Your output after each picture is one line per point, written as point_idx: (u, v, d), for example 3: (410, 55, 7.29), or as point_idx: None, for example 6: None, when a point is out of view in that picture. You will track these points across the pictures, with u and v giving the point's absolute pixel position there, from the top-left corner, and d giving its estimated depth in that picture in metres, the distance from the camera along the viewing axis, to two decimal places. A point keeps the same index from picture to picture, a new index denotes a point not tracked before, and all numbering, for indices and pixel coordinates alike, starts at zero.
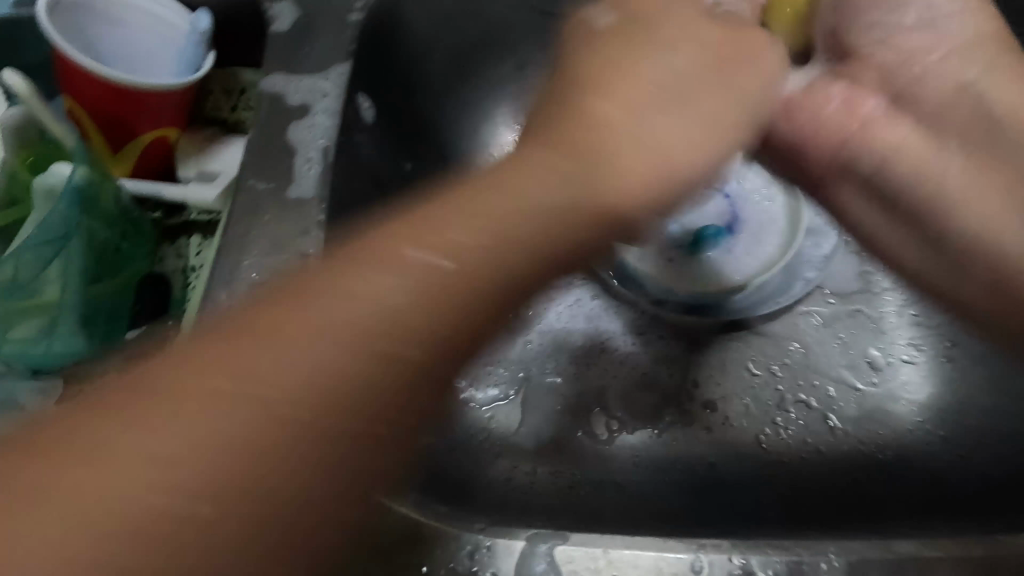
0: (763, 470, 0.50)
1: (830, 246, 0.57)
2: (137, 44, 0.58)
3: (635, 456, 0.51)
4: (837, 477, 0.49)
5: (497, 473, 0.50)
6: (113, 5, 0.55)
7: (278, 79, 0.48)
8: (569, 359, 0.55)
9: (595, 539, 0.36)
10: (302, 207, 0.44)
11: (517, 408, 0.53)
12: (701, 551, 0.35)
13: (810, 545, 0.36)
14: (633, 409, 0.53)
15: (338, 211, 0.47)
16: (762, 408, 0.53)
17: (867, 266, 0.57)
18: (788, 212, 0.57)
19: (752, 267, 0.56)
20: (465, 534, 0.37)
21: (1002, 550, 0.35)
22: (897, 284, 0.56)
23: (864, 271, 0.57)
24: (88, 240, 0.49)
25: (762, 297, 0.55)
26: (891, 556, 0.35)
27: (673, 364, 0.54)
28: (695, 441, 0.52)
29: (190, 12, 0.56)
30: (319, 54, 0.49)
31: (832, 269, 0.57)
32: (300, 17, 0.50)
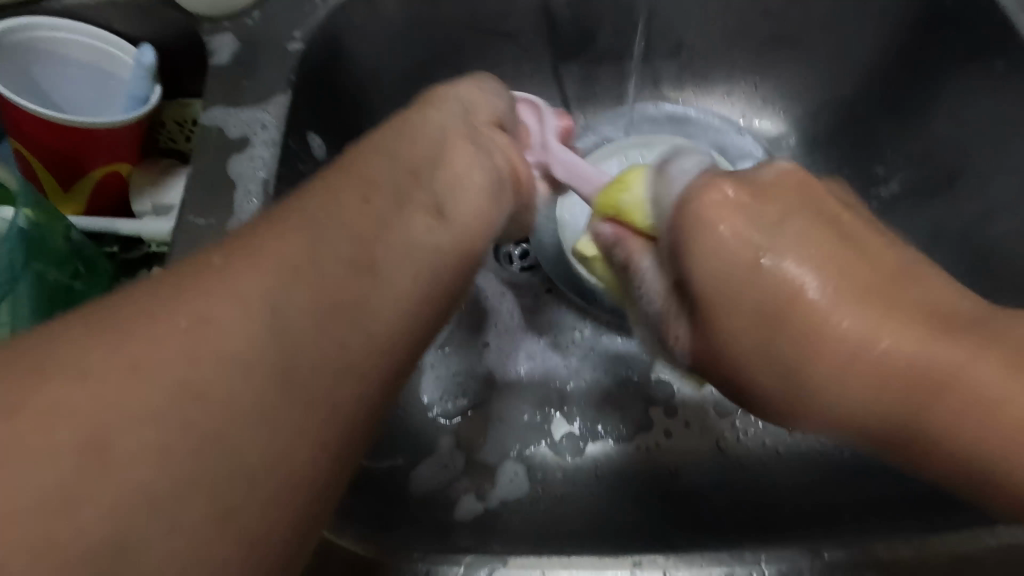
0: (721, 474, 0.51)
1: None
2: (86, 78, 0.58)
3: (596, 467, 0.52)
4: (795, 475, 0.50)
5: (455, 493, 0.49)
6: (44, 42, 0.54)
7: (219, 113, 0.48)
8: (528, 368, 0.55)
9: (534, 562, 0.36)
10: (237, 210, 0.44)
11: (480, 424, 0.53)
12: (636, 568, 0.36)
13: (743, 556, 0.36)
14: (594, 418, 0.54)
15: None
16: (721, 413, 0.53)
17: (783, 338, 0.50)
18: None
19: None
20: (406, 564, 0.37)
21: (928, 552, 0.35)
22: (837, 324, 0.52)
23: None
24: (36, 280, 0.49)
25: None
26: (822, 562, 0.35)
27: (636, 371, 0.55)
28: (656, 450, 0.52)
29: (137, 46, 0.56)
30: (262, 84, 0.49)
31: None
32: (242, 48, 0.51)
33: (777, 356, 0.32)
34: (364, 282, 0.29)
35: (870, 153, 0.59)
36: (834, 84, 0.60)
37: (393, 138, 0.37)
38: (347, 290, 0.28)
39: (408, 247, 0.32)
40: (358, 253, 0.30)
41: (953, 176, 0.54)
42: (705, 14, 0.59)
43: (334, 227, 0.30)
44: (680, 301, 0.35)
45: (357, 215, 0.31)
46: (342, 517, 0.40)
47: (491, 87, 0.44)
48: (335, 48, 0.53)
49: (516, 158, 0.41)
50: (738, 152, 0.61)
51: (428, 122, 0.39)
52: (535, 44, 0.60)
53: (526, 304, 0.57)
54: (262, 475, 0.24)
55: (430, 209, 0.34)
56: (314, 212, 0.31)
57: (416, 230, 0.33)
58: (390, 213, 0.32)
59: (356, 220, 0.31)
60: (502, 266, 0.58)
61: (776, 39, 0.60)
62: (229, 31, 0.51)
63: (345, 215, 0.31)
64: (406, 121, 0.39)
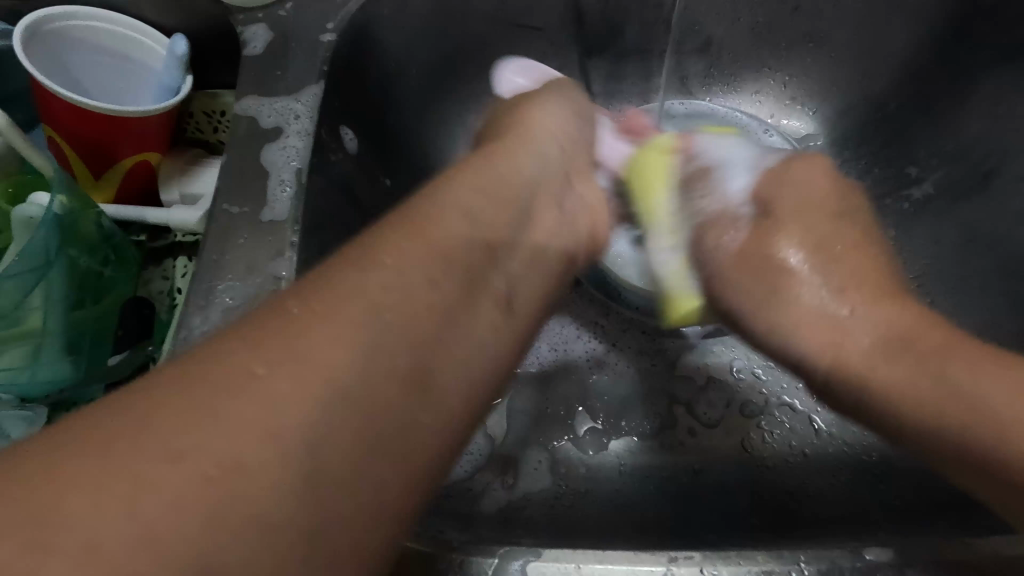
0: (748, 474, 0.50)
1: None
2: (118, 68, 0.58)
3: (621, 464, 0.51)
4: (823, 475, 0.50)
5: (479, 486, 0.49)
6: (78, 31, 0.55)
7: (251, 102, 0.48)
8: (550, 361, 0.55)
9: (568, 555, 0.36)
10: (271, 201, 0.44)
11: (503, 417, 0.53)
12: (672, 564, 0.35)
13: (781, 555, 0.36)
14: (618, 413, 0.53)
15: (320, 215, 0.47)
16: (746, 412, 0.53)
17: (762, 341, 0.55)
18: None
19: None
20: (444, 551, 0.36)
21: (970, 556, 0.35)
22: None
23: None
24: (69, 268, 0.50)
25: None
26: (861, 563, 0.35)
27: (661, 367, 0.55)
28: (681, 447, 0.52)
29: (169, 37, 0.57)
30: (294, 75, 0.49)
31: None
32: (275, 38, 0.51)
33: (779, 304, 0.42)
34: (415, 400, 0.26)
35: (903, 153, 0.58)
36: (866, 83, 0.59)
37: (460, 192, 0.34)
38: (397, 406, 0.25)
39: (466, 351, 0.29)
40: (415, 346, 0.27)
41: (990, 176, 0.53)
42: (735, 11, 0.59)
43: (381, 313, 0.26)
44: (748, 256, 0.44)
45: (415, 298, 0.28)
46: None
47: (555, 114, 0.43)
48: (366, 40, 0.53)
49: (596, 214, 0.43)
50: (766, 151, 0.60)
51: (502, 174, 0.37)
52: (562, 40, 0.60)
53: (552, 300, 0.57)
54: (316, 459, 0.22)
55: (500, 300, 0.32)
56: (378, 260, 0.28)
57: (480, 328, 0.30)
58: (452, 307, 0.29)
59: (417, 302, 0.28)
60: None
61: (806, 37, 0.59)
62: (262, 22, 0.52)
63: (405, 292, 0.28)
64: (474, 173, 0.36)
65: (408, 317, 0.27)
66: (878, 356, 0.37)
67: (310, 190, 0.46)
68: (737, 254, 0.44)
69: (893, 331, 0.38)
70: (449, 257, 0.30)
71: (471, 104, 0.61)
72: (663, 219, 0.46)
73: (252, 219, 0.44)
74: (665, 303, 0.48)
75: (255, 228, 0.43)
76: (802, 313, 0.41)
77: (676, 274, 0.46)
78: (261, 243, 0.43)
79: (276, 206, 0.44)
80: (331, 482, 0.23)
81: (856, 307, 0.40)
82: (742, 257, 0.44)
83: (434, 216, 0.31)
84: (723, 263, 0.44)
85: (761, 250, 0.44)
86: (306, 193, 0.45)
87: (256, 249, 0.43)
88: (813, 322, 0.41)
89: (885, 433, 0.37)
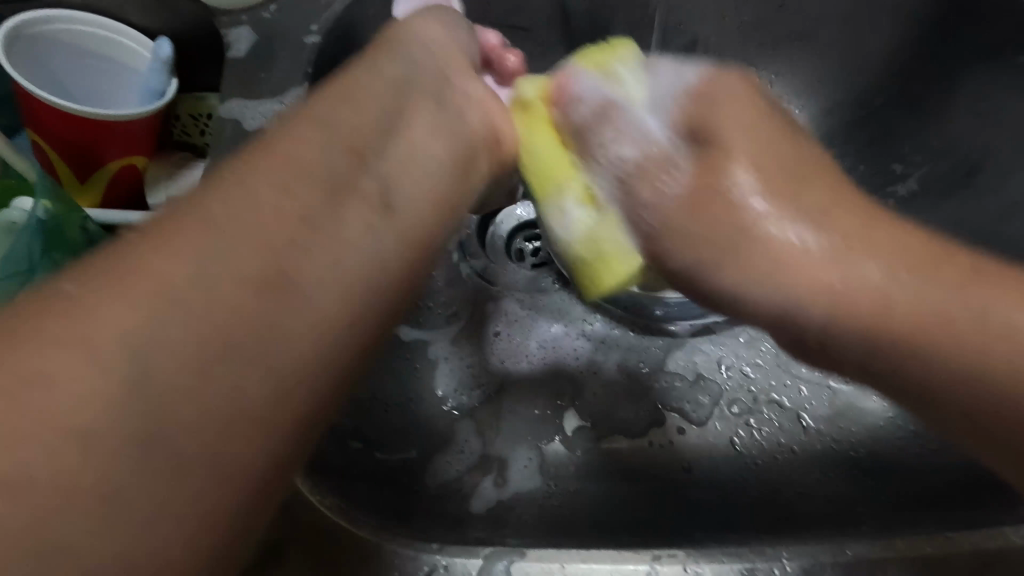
0: (736, 472, 0.50)
1: None
2: (100, 71, 0.58)
3: (609, 463, 0.51)
4: (812, 472, 0.50)
5: (468, 487, 0.49)
6: (62, 35, 0.55)
7: (235, 105, 0.48)
8: (538, 360, 0.55)
9: (552, 556, 0.36)
10: None
11: (491, 415, 0.53)
12: (656, 562, 0.36)
13: (764, 551, 0.36)
14: (606, 412, 0.54)
15: None
16: (735, 410, 0.53)
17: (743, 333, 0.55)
18: None
19: None
20: (423, 554, 0.38)
21: (952, 550, 0.35)
22: None
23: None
24: None
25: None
26: (844, 558, 0.35)
27: (649, 365, 0.55)
28: (669, 445, 0.52)
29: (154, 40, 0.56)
30: (278, 78, 0.49)
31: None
32: (259, 40, 0.51)
33: (764, 249, 0.37)
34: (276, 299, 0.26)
35: (888, 150, 0.58)
36: (851, 80, 0.59)
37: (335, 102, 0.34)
38: (259, 288, 0.25)
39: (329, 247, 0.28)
40: (280, 233, 0.27)
41: (974, 172, 0.54)
42: (720, 10, 0.59)
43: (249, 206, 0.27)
44: (695, 193, 0.40)
45: (280, 195, 0.28)
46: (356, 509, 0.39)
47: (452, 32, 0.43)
48: (351, 42, 0.53)
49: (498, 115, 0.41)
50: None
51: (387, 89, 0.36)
52: (549, 39, 0.60)
53: (540, 299, 0.58)
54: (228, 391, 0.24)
55: (374, 201, 0.31)
56: (251, 160, 0.29)
57: (355, 227, 0.29)
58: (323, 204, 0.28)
59: (282, 193, 0.28)
60: (514, 262, 0.59)
61: (792, 35, 0.59)
62: (246, 24, 0.51)
63: (267, 185, 0.28)
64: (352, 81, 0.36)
65: (265, 207, 0.28)
66: (888, 300, 0.34)
67: None
68: (687, 196, 0.40)
69: (901, 269, 0.35)
70: (325, 154, 0.30)
71: None
72: (567, 177, 0.42)
73: None
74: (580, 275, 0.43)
75: None
76: (790, 257, 0.37)
77: (586, 236, 0.41)
78: None
79: None
80: (182, 400, 0.23)
81: (856, 250, 0.35)
82: (695, 200, 0.39)
83: (298, 122, 0.32)
84: (667, 200, 0.40)
85: (711, 187, 0.39)
86: None
87: None
88: (792, 266, 0.36)
89: (892, 374, 0.35)
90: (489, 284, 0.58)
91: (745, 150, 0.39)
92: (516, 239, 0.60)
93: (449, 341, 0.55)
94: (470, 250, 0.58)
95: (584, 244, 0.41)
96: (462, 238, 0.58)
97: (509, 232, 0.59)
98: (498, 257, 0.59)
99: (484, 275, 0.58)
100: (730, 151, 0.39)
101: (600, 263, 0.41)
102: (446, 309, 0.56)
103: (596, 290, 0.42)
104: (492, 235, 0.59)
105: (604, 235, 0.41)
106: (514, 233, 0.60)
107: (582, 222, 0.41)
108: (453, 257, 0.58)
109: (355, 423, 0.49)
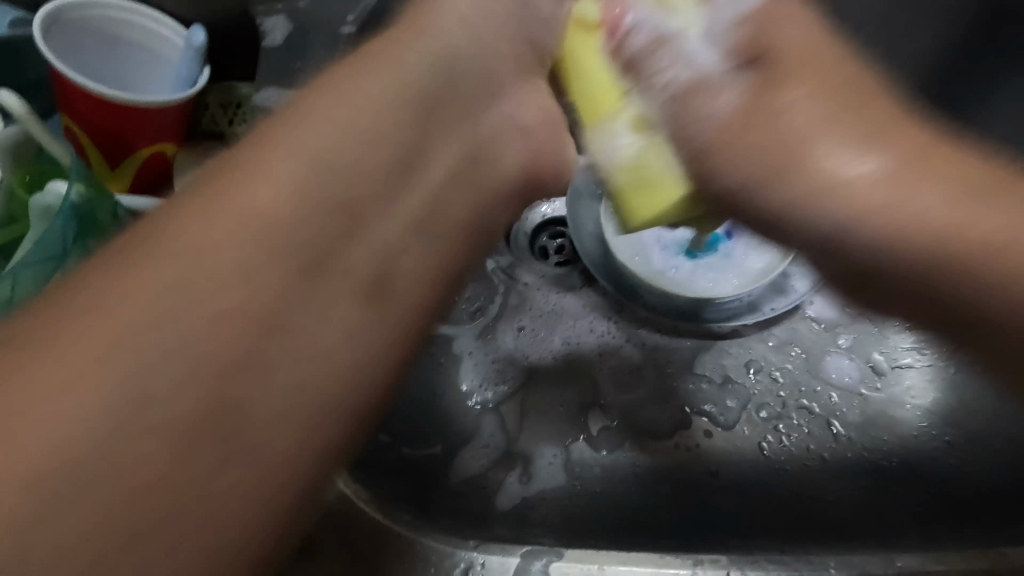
0: (766, 479, 0.50)
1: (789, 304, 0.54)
2: (129, 59, 0.58)
3: (636, 465, 0.51)
4: (843, 481, 0.49)
5: (492, 484, 0.49)
6: (97, 20, 0.55)
7: (271, 94, 0.48)
8: (563, 357, 0.55)
9: (591, 556, 0.37)
10: None
11: (515, 410, 0.52)
12: (698, 567, 0.36)
13: (810, 561, 0.36)
14: (632, 413, 0.53)
15: None
16: (764, 415, 0.52)
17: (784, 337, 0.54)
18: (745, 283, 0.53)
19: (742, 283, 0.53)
20: (460, 551, 0.39)
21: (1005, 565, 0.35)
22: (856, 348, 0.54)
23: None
24: None
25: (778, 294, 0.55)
26: (894, 570, 0.35)
27: (677, 364, 0.54)
28: (697, 448, 0.51)
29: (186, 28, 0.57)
30: (313, 68, 0.49)
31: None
32: (294, 30, 0.51)
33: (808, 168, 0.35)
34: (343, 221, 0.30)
35: None
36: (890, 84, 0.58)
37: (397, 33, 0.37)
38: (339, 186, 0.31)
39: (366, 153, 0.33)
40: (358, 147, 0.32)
41: None
42: None
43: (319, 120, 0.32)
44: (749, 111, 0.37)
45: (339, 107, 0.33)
46: None
47: None
48: None
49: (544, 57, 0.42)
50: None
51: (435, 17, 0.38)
52: None
53: (566, 297, 0.57)
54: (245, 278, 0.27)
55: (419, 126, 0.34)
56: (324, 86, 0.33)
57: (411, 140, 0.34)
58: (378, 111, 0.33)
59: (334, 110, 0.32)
60: (538, 260, 0.58)
61: None
62: (282, 13, 0.51)
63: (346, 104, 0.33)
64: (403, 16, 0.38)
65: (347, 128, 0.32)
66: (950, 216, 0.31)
67: None
68: (732, 117, 0.37)
69: (961, 191, 0.32)
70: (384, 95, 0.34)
71: None
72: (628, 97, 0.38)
73: None
74: (619, 206, 0.38)
75: None
76: (842, 173, 0.34)
77: (630, 162, 0.37)
78: None
79: None
80: None
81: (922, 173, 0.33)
82: (743, 120, 0.37)
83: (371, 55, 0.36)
84: (713, 116, 0.37)
85: (761, 105, 0.36)
86: None
87: None
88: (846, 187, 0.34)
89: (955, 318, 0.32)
90: (514, 280, 0.57)
91: (796, 68, 0.37)
92: (541, 236, 0.58)
93: (475, 336, 0.55)
94: (495, 245, 0.58)
95: (628, 171, 0.37)
96: None
97: (535, 227, 0.58)
98: (524, 252, 0.58)
99: (509, 272, 0.57)
100: (782, 76, 0.36)
101: (647, 193, 0.37)
102: (471, 304, 0.56)
103: (635, 222, 0.38)
104: (517, 229, 0.58)
105: (650, 159, 0.37)
106: (539, 230, 0.58)
107: (629, 144, 0.37)
108: None
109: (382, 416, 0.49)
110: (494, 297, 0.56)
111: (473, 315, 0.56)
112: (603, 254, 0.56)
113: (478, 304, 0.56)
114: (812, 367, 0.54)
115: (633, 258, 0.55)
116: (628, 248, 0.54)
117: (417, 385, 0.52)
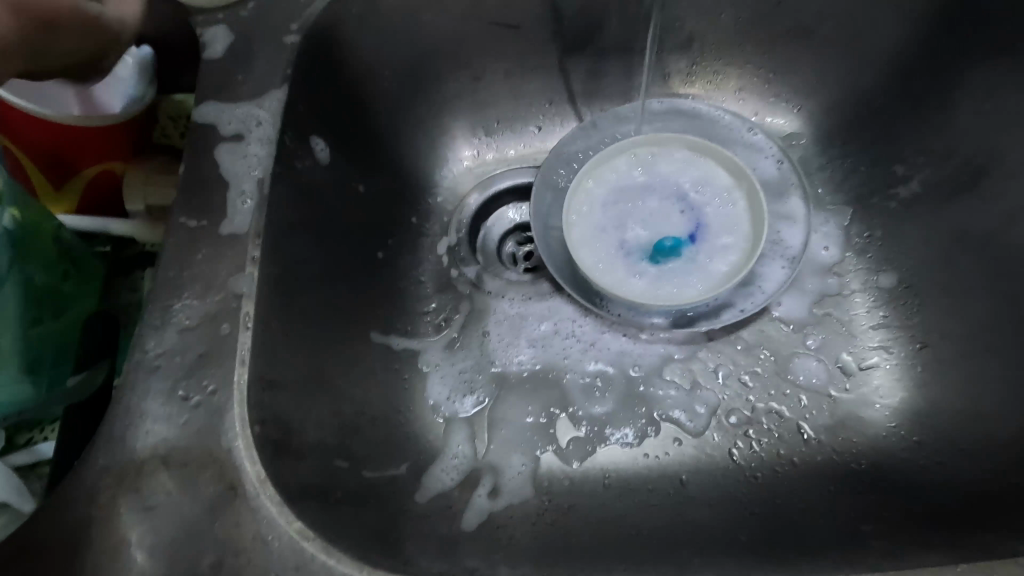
0: (736, 487, 0.49)
1: (753, 305, 0.53)
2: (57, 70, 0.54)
3: (605, 477, 0.50)
4: (812, 486, 0.49)
5: (458, 504, 0.48)
6: None
7: (211, 108, 0.46)
8: (529, 363, 0.54)
9: None
10: (231, 213, 0.42)
11: (481, 424, 0.51)
12: None
13: None
14: (601, 420, 0.52)
15: (292, 225, 0.45)
16: (734, 421, 0.52)
17: (750, 337, 0.54)
18: (709, 287, 0.53)
19: (706, 285, 0.53)
20: None
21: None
22: (822, 347, 0.54)
23: (842, 255, 0.57)
24: (23, 284, 0.47)
25: (748, 291, 0.54)
26: None
27: (645, 369, 0.54)
28: (667, 457, 0.50)
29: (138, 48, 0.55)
30: (256, 78, 0.47)
31: (809, 250, 0.57)
32: (237, 40, 0.49)
33: None
34: None
35: (889, 151, 0.57)
36: (852, 80, 0.57)
37: None
38: None
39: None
40: None
41: (979, 176, 0.51)
42: (717, 7, 0.56)
43: None
44: None
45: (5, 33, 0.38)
46: (331, 535, 0.34)
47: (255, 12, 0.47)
48: (334, 41, 0.51)
49: None
50: (747, 148, 0.59)
51: None
52: (540, 37, 0.57)
53: (530, 306, 0.56)
54: None
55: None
56: None
57: None
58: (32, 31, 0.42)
59: None
60: (506, 266, 0.58)
61: (791, 32, 0.57)
62: (223, 23, 0.49)
63: None
64: None
65: None
66: None
67: (274, 199, 0.44)
68: None
69: None
70: None
71: (447, 106, 0.60)
72: None
73: (212, 237, 0.41)
74: None
75: (215, 243, 0.41)
76: None
77: None
78: (224, 257, 0.41)
79: (236, 222, 0.42)
80: None
81: None
82: None
83: None
84: None
85: None
86: (272, 199, 0.44)
87: (223, 264, 0.40)
88: None
89: None
90: (478, 290, 0.56)
91: None
92: (507, 244, 0.59)
93: (440, 350, 0.54)
94: (460, 256, 0.58)
95: None
96: (451, 244, 0.59)
97: (499, 237, 0.60)
98: (490, 260, 0.58)
99: (473, 282, 0.57)
100: None
101: None
102: (435, 316, 0.55)
103: None
104: (483, 238, 0.60)
105: None
106: (504, 238, 0.60)
107: None
108: (442, 262, 0.58)
109: (338, 439, 0.45)
110: (458, 309, 0.55)
111: (437, 327, 0.55)
112: (567, 262, 0.55)
113: (444, 317, 0.55)
114: (780, 367, 0.53)
115: (596, 266, 0.54)
116: (590, 255, 0.54)
117: (378, 401, 0.50)
